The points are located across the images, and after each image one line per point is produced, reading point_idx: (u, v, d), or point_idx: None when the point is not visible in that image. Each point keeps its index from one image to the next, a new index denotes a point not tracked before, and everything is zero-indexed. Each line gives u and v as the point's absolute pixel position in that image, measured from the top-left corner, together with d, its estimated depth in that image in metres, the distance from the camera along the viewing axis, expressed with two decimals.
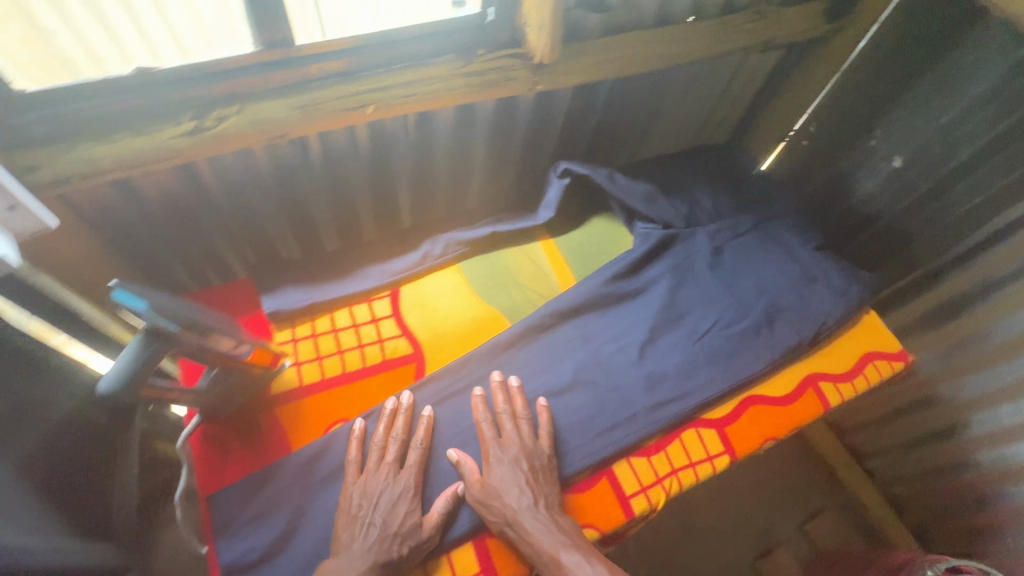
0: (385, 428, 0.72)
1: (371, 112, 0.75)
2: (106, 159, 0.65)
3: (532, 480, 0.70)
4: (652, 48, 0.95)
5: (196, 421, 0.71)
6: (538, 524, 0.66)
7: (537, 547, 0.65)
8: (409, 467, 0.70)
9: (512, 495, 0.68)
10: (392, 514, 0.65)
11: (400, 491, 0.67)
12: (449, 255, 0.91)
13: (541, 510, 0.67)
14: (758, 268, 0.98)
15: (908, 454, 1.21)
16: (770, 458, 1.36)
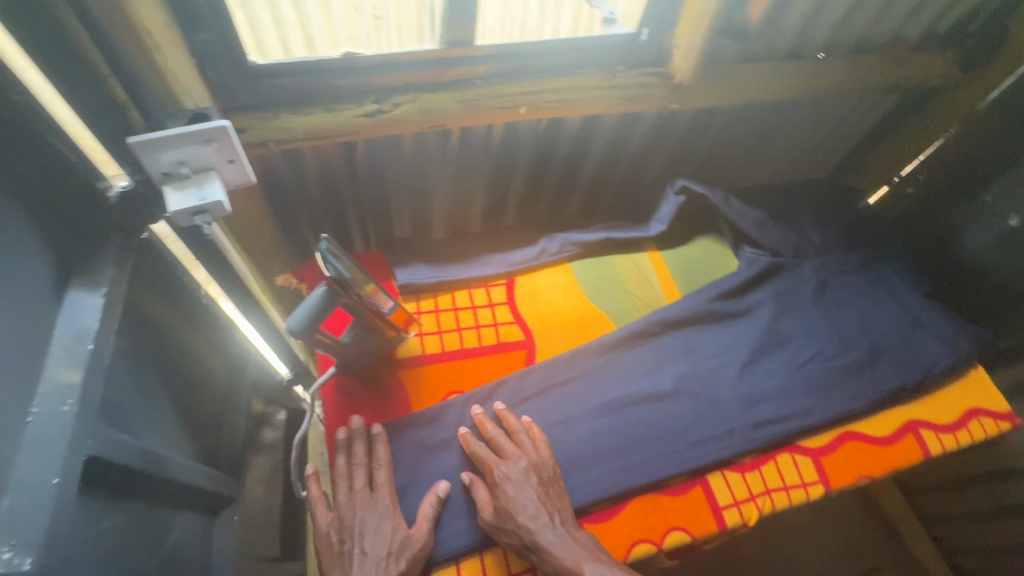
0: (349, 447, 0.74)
1: (523, 112, 0.82)
2: (299, 128, 0.74)
3: (527, 485, 0.70)
4: (783, 80, 0.98)
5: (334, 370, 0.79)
6: (543, 531, 0.66)
7: (548, 553, 0.64)
8: (380, 487, 0.71)
9: (523, 513, 0.67)
10: (373, 540, 0.67)
11: (383, 512, 0.69)
12: (564, 254, 0.96)
13: (543, 517, 0.67)
14: (864, 308, 0.97)
15: (989, 525, 1.15)
16: (832, 507, 1.33)
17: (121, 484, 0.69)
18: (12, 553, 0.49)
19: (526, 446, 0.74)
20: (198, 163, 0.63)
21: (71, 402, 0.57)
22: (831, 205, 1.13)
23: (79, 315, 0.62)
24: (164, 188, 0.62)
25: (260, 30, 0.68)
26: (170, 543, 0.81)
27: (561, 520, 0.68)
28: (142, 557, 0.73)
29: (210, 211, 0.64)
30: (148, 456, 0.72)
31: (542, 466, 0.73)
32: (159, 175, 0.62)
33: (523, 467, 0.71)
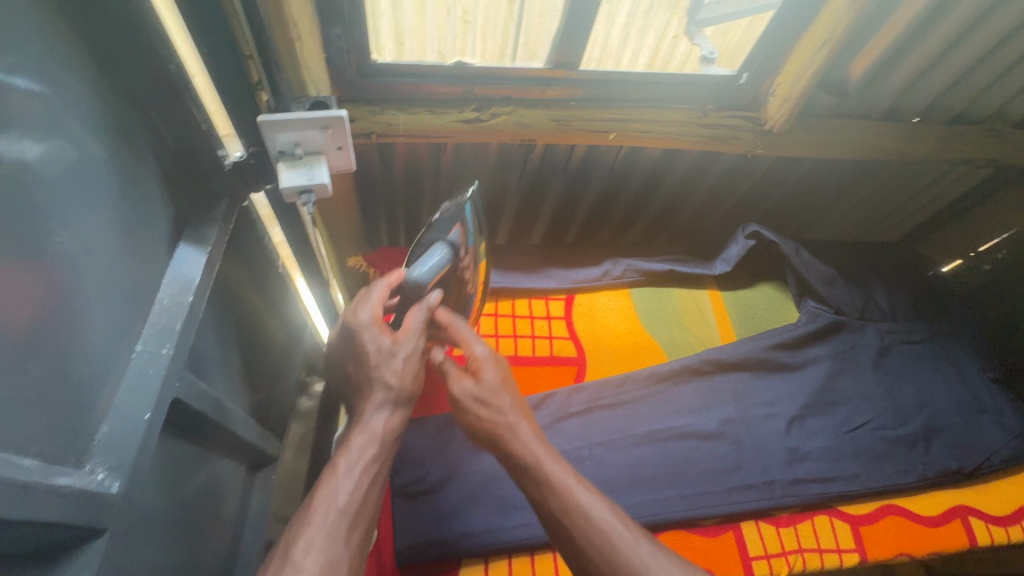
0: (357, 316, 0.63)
1: (612, 138, 0.84)
2: (401, 124, 0.78)
3: (507, 386, 0.64)
4: (875, 140, 0.96)
5: None
6: (523, 430, 0.60)
7: (529, 453, 0.58)
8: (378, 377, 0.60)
9: (511, 397, 0.62)
10: (363, 432, 0.57)
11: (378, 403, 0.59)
12: (626, 279, 0.98)
13: (522, 418, 0.61)
14: (925, 382, 0.94)
15: None
16: None
17: (190, 427, 0.74)
18: (105, 475, 0.53)
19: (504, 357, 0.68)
20: (311, 146, 0.68)
21: (168, 347, 0.63)
22: (905, 271, 1.10)
23: (185, 269, 0.68)
24: (278, 165, 0.67)
25: (386, 27, 0.74)
26: (217, 489, 0.86)
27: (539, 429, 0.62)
28: (196, 498, 0.78)
29: (314, 191, 0.69)
30: (217, 404, 0.77)
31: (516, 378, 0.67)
32: (276, 153, 0.67)
33: (505, 371, 0.65)
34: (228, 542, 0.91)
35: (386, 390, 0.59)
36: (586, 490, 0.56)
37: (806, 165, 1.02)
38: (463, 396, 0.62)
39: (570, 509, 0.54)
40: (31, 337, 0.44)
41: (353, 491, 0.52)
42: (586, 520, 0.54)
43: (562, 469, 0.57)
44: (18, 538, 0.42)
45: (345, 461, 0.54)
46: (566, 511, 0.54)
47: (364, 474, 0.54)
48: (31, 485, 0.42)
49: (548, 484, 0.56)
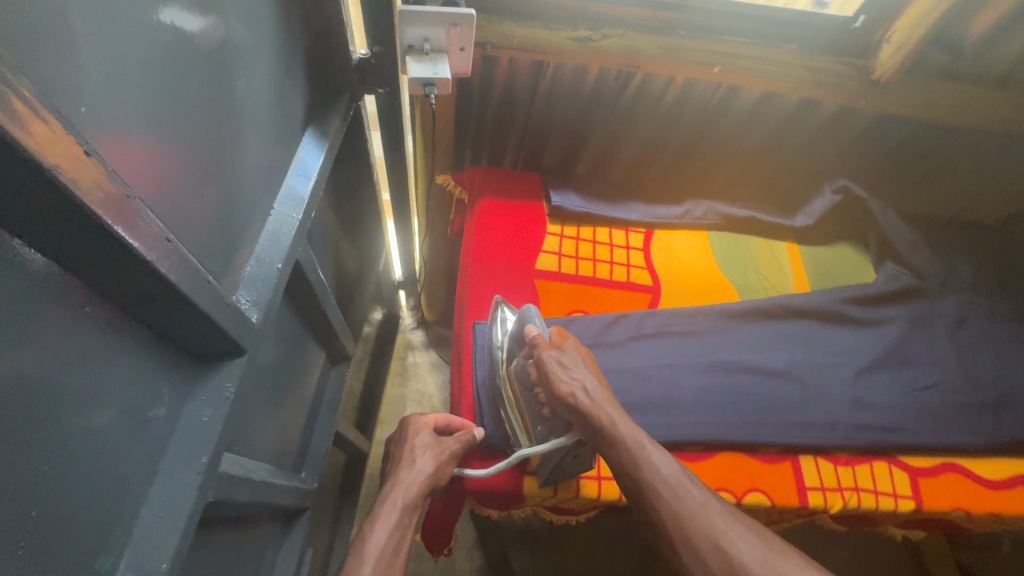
0: (409, 427, 0.75)
1: (717, 72, 0.85)
2: (515, 37, 0.82)
3: (579, 366, 0.69)
4: (989, 104, 0.93)
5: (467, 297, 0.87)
6: (601, 400, 0.65)
7: (607, 420, 0.64)
8: (426, 450, 0.70)
9: (585, 377, 0.68)
10: (394, 501, 0.65)
11: (416, 474, 0.67)
12: (707, 221, 1.01)
13: (598, 389, 0.67)
14: (1003, 355, 0.93)
15: None
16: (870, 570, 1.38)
17: (298, 298, 0.82)
18: (247, 306, 0.59)
19: (574, 347, 0.73)
20: (437, 43, 0.73)
21: (298, 212, 0.69)
22: (995, 251, 1.07)
23: (310, 150, 0.74)
24: (407, 59, 0.72)
25: None
26: (305, 367, 0.95)
27: (611, 399, 0.67)
28: (293, 368, 0.87)
29: (436, 86, 0.74)
30: (321, 284, 0.84)
31: (588, 362, 0.72)
32: (406, 47, 0.72)
33: (576, 354, 0.71)
34: (306, 419, 1.00)
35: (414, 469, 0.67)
36: (655, 454, 0.62)
37: (905, 125, 1.00)
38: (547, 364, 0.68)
39: (641, 465, 0.61)
40: (205, 171, 0.52)
41: (382, 549, 0.60)
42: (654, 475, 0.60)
43: (631, 430, 0.63)
44: (192, 332, 0.51)
45: (378, 526, 0.62)
46: (638, 468, 0.61)
47: (392, 536, 0.61)
48: (208, 282, 0.49)
49: (622, 449, 0.62)
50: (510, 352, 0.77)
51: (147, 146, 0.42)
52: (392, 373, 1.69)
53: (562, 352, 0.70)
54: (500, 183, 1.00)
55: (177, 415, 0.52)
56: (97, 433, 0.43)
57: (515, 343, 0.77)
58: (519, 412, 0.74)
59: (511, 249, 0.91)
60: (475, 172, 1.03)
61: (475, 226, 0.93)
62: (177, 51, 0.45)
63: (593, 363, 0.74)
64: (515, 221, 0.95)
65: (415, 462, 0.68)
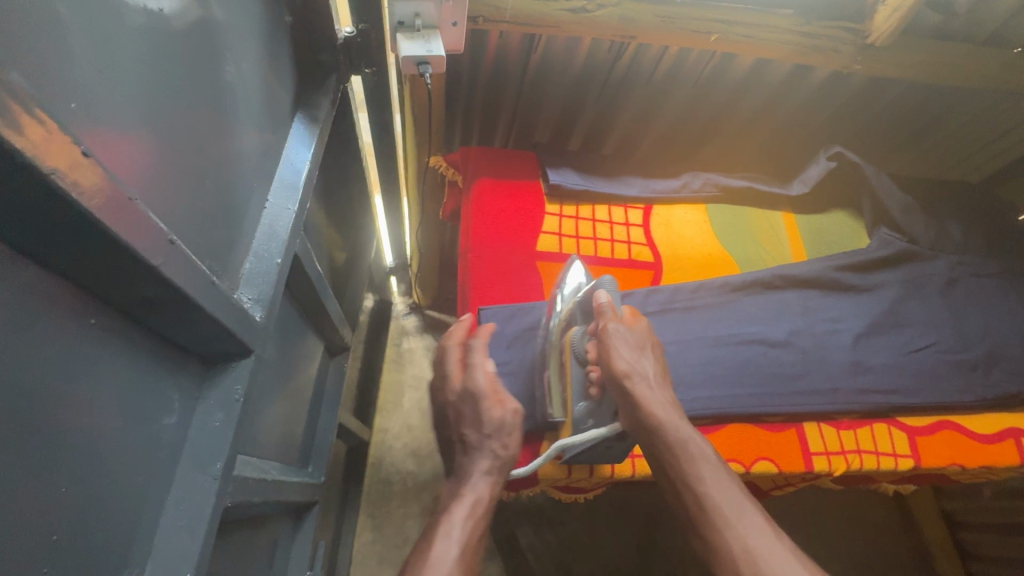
0: (455, 355, 0.77)
1: (713, 40, 0.83)
2: (507, 10, 0.79)
3: (644, 351, 0.70)
4: (980, 64, 0.93)
5: (471, 281, 0.85)
6: (655, 391, 0.66)
7: (659, 414, 0.64)
8: (482, 368, 0.74)
9: (645, 364, 0.68)
10: (484, 414, 0.71)
11: (488, 391, 0.72)
12: (704, 194, 1.01)
13: (655, 378, 0.67)
14: (992, 311, 0.95)
15: None
16: (863, 523, 1.45)
17: (297, 292, 0.79)
18: (251, 303, 0.57)
19: (642, 333, 0.73)
20: (428, 19, 0.69)
21: (294, 203, 0.66)
22: (981, 210, 1.09)
23: (299, 137, 0.71)
24: (398, 36, 0.69)
25: None
26: (305, 359, 0.93)
27: (665, 393, 0.68)
28: (293, 363, 0.85)
29: (431, 64, 0.70)
30: (317, 275, 0.82)
31: (652, 348, 0.72)
32: (396, 24, 0.69)
33: (640, 339, 0.71)
34: (308, 413, 0.98)
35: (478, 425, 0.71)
36: (705, 464, 0.62)
37: (897, 88, 1.00)
38: (613, 344, 0.68)
39: (694, 476, 0.61)
40: (199, 166, 0.49)
41: (483, 476, 0.68)
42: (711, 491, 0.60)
43: (688, 433, 0.64)
44: (199, 336, 0.49)
45: (477, 463, 0.69)
46: (694, 481, 0.61)
47: (489, 482, 0.67)
48: (214, 283, 0.47)
49: (670, 443, 0.63)
50: (569, 318, 0.77)
51: (134, 146, 0.39)
52: (387, 360, 1.67)
53: (628, 331, 0.70)
54: (494, 164, 0.97)
55: (190, 422, 0.51)
56: (112, 448, 0.41)
57: (583, 322, 0.75)
58: (562, 383, 0.74)
59: (511, 231, 0.89)
60: (468, 153, 1.00)
61: (472, 211, 0.91)
62: (156, 40, 0.42)
63: (660, 355, 0.73)
64: (514, 201, 0.93)
65: (481, 386, 0.72)
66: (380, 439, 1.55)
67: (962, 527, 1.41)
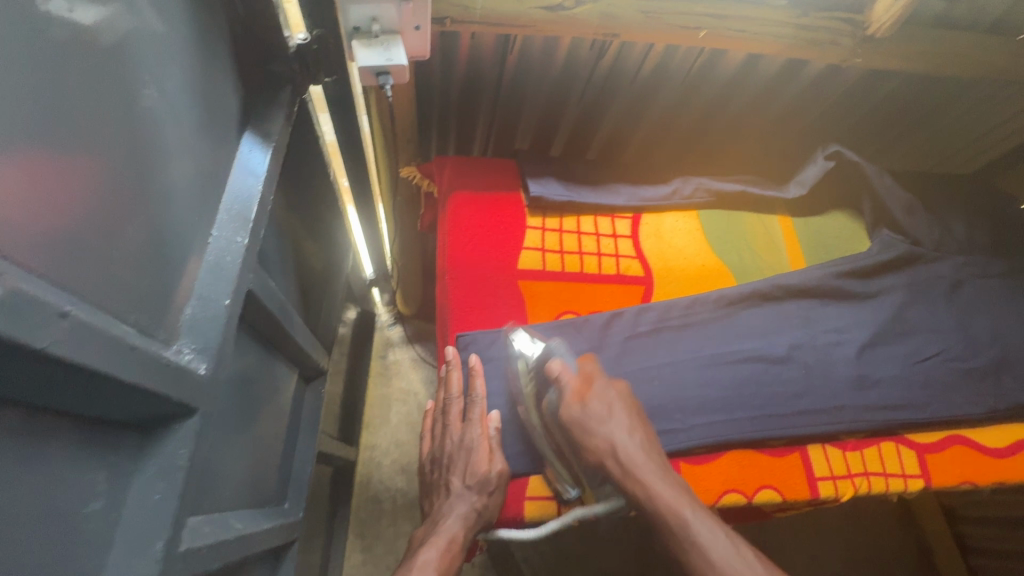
0: (442, 392, 0.75)
1: (702, 37, 0.77)
2: (476, 9, 0.72)
3: (609, 420, 0.65)
4: (984, 54, 0.87)
5: (449, 307, 0.79)
6: (635, 465, 0.63)
7: (643, 492, 0.61)
8: (477, 417, 0.70)
9: (613, 427, 0.65)
10: (467, 465, 0.68)
11: (479, 442, 0.69)
12: (696, 200, 0.95)
13: (633, 449, 0.64)
14: (999, 314, 0.91)
15: None
16: (862, 523, 1.42)
17: (258, 325, 0.72)
18: (193, 356, 0.51)
19: (603, 394, 0.67)
20: (387, 22, 0.62)
21: (243, 235, 0.59)
22: (985, 204, 1.04)
23: (250, 158, 0.64)
24: (353, 43, 0.62)
25: None
26: (274, 392, 0.86)
27: (650, 460, 0.64)
28: (259, 398, 0.78)
29: (391, 73, 0.64)
30: (281, 305, 0.75)
31: (623, 408, 0.67)
32: (350, 29, 0.62)
33: (605, 405, 0.66)
34: (283, 445, 0.92)
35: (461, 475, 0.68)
36: (705, 533, 0.58)
37: (896, 80, 0.94)
38: (568, 417, 0.66)
39: (683, 545, 0.58)
40: (117, 210, 0.43)
41: (460, 518, 0.65)
42: (699, 555, 0.58)
43: (668, 495, 0.61)
44: (125, 405, 0.42)
45: (454, 502, 0.67)
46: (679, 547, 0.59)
47: (455, 528, 0.65)
48: (135, 347, 0.41)
49: (665, 521, 0.60)
50: (537, 388, 0.72)
51: (19, 202, 0.32)
52: (373, 373, 1.61)
53: (587, 407, 0.66)
54: (470, 176, 0.91)
55: (123, 501, 0.44)
56: (15, 555, 0.35)
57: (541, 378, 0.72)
58: (563, 458, 0.69)
59: (490, 249, 0.83)
60: (443, 162, 0.93)
61: (448, 229, 0.85)
62: (43, 69, 0.35)
63: (634, 405, 0.69)
64: (492, 216, 0.87)
65: (467, 441, 0.69)
66: (368, 456, 1.49)
67: (963, 521, 1.37)
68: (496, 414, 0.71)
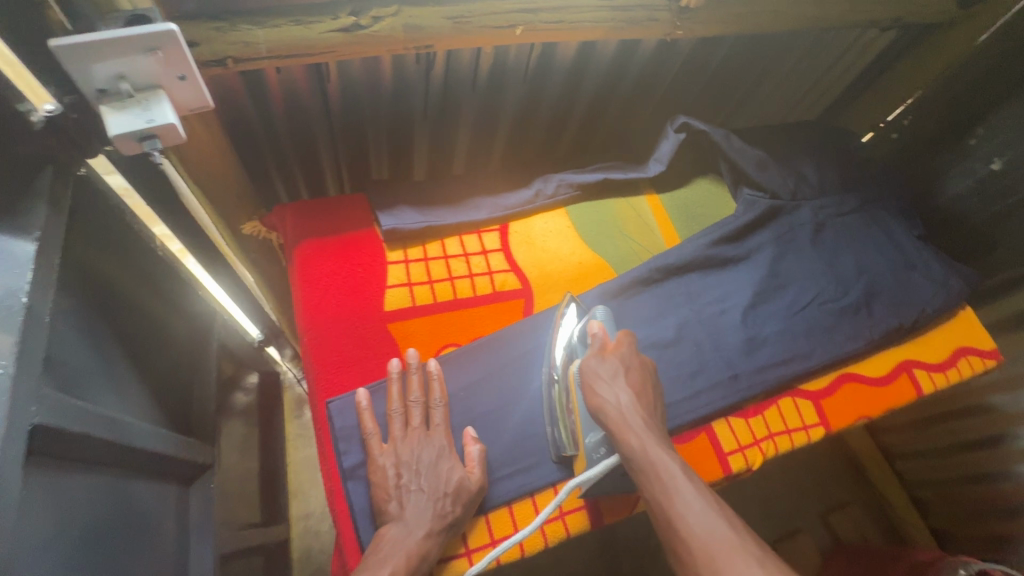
0: (396, 393, 0.67)
1: (519, 34, 0.74)
2: (261, 44, 0.64)
3: (621, 377, 0.65)
4: (795, 8, 0.89)
5: (312, 373, 0.72)
6: (631, 419, 0.61)
7: (637, 444, 0.59)
8: (441, 423, 0.67)
9: (625, 387, 0.64)
10: (438, 473, 0.63)
11: (448, 448, 0.65)
12: (560, 197, 0.92)
13: (634, 406, 0.62)
14: (859, 248, 0.95)
15: (938, 461, 1.32)
16: (799, 459, 1.48)
17: (80, 455, 0.60)
18: None
19: (624, 355, 0.68)
20: (139, 79, 0.53)
21: (5, 363, 0.48)
22: (830, 144, 1.09)
23: (9, 265, 0.52)
24: (100, 109, 0.53)
25: None
26: (144, 512, 0.74)
27: (649, 421, 0.62)
28: (117, 532, 0.67)
29: (160, 137, 0.56)
30: (107, 420, 0.63)
31: (637, 373, 0.67)
32: (93, 92, 0.52)
33: (618, 364, 0.66)
34: (174, 567, 0.80)
35: (429, 483, 0.62)
36: (687, 491, 0.55)
37: (726, 44, 0.96)
38: (585, 368, 0.67)
39: (668, 501, 0.55)
40: None
41: (429, 530, 0.59)
42: (681, 519, 0.53)
43: (659, 454, 0.58)
44: None
45: (425, 505, 0.61)
46: (663, 504, 0.55)
47: (427, 535, 0.59)
48: None
49: (648, 476, 0.57)
50: (568, 353, 0.72)
51: None
52: (291, 438, 1.47)
53: (604, 360, 0.67)
54: (316, 220, 0.82)
55: None
56: None
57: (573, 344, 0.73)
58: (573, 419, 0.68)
59: (350, 297, 0.76)
60: (284, 210, 0.84)
61: (297, 286, 0.77)
62: None
63: (649, 375, 0.68)
64: (346, 260, 0.79)
65: (436, 448, 0.65)
66: (302, 527, 1.37)
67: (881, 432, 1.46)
68: (473, 430, 0.68)
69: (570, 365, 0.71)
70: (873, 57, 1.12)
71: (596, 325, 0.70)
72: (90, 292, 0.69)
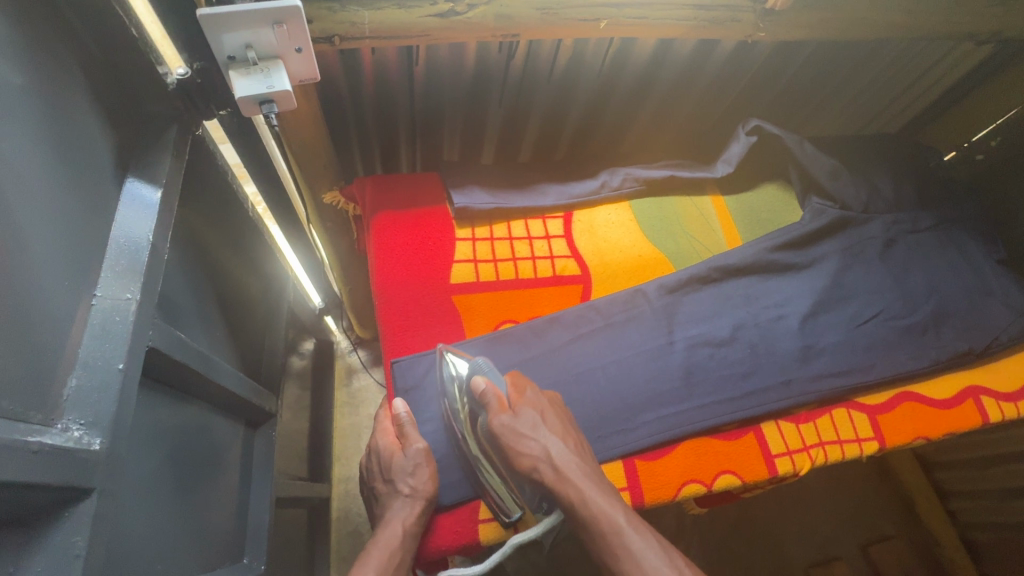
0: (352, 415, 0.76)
1: (603, 27, 0.76)
2: (364, 23, 0.69)
3: (541, 427, 0.65)
4: (887, 15, 0.87)
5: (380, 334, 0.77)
6: (569, 471, 0.62)
7: (576, 496, 0.60)
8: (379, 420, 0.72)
9: (549, 440, 0.64)
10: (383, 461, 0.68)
11: (387, 436, 0.70)
12: (625, 190, 0.94)
13: (568, 455, 0.63)
14: (932, 267, 0.92)
15: (999, 502, 1.24)
16: (841, 483, 1.43)
17: (175, 381, 0.67)
18: (82, 432, 0.48)
19: (533, 403, 0.68)
20: (264, 48, 0.59)
21: (133, 290, 0.54)
22: (908, 159, 1.06)
23: (138, 207, 0.59)
24: (229, 74, 0.59)
25: None
26: (218, 446, 0.81)
27: (583, 464, 0.63)
28: (197, 458, 0.74)
29: (276, 101, 0.62)
30: (201, 356, 0.70)
31: (551, 416, 0.67)
32: (224, 59, 0.59)
33: (534, 414, 0.66)
34: (237, 499, 0.87)
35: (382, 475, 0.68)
36: (634, 538, 0.58)
37: (807, 49, 0.95)
38: (500, 428, 0.65)
39: (619, 556, 0.57)
40: None
41: (393, 508, 0.65)
42: (634, 565, 0.56)
43: (602, 505, 0.59)
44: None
45: (392, 509, 0.65)
46: (618, 559, 0.57)
47: (395, 515, 0.64)
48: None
49: (596, 529, 0.58)
50: (471, 408, 0.70)
51: None
52: (338, 404, 1.49)
53: (518, 415, 0.66)
54: (394, 193, 0.88)
55: None
56: None
57: (466, 398, 0.70)
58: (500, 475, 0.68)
59: (419, 267, 0.81)
60: (364, 182, 0.90)
61: (372, 253, 0.82)
62: None
63: (562, 412, 0.69)
64: (418, 233, 0.84)
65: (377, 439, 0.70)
66: (344, 489, 1.38)
67: (937, 468, 1.38)
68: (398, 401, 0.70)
69: (478, 423, 0.70)
70: (965, 72, 1.07)
71: (484, 386, 0.67)
72: (194, 240, 0.77)
